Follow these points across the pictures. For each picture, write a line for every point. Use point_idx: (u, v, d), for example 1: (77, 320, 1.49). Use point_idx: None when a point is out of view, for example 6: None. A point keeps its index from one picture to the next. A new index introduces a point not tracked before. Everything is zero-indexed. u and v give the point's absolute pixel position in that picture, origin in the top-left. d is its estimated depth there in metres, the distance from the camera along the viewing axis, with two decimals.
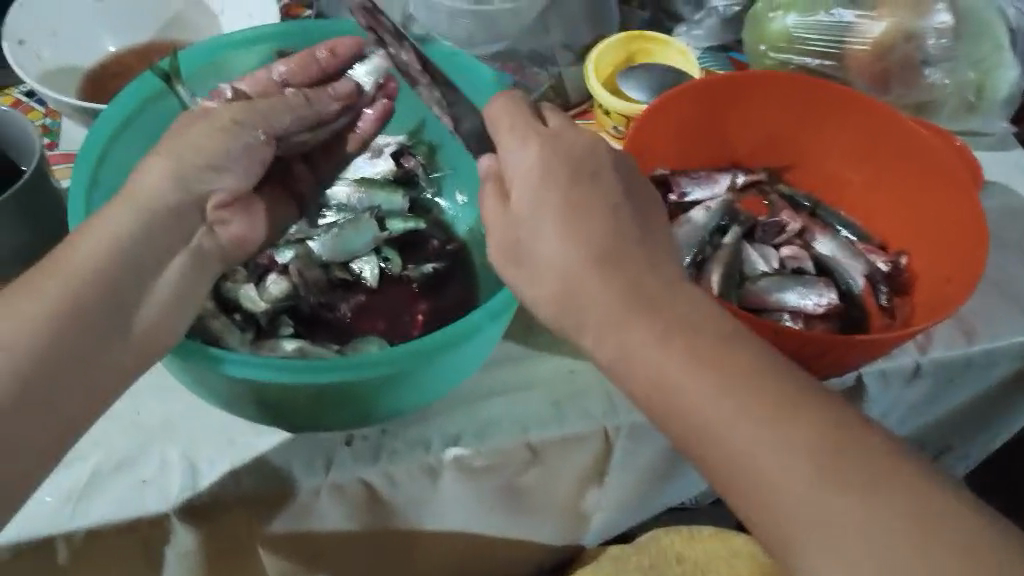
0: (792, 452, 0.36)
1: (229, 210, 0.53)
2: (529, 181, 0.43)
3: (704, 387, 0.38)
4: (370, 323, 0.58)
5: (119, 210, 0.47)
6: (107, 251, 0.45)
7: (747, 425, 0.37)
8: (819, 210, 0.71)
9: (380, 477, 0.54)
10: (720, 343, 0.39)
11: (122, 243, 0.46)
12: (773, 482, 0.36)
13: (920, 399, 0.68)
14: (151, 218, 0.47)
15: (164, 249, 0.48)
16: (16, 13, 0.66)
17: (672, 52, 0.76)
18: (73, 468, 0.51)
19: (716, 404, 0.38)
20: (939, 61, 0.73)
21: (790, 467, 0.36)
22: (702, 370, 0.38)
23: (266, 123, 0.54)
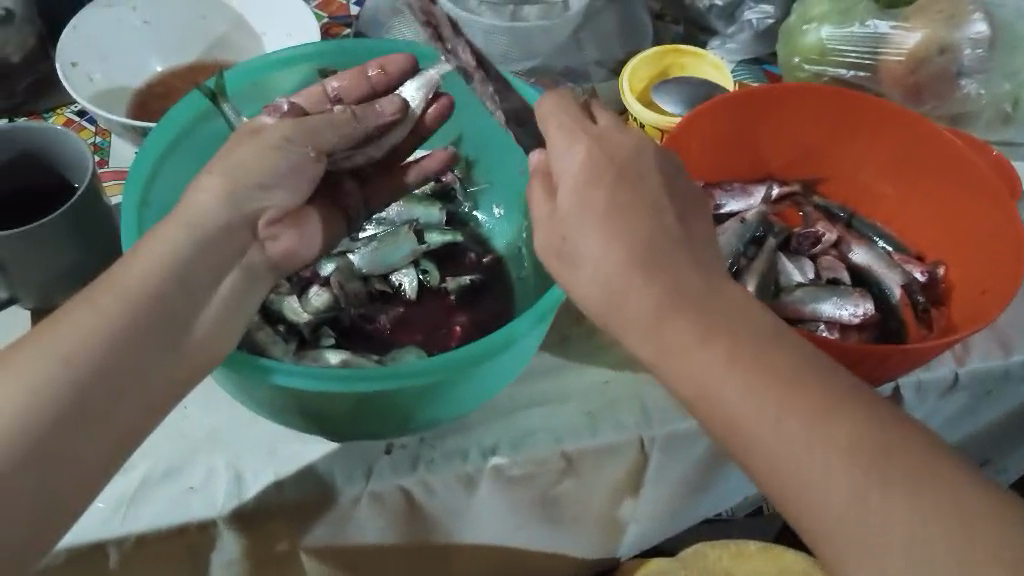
0: (829, 448, 0.37)
1: (280, 225, 0.55)
2: (570, 193, 0.43)
3: (740, 387, 0.38)
4: (408, 335, 0.60)
5: (173, 226, 0.49)
6: (161, 265, 0.47)
7: (792, 419, 0.37)
8: (855, 222, 0.71)
9: (418, 485, 0.55)
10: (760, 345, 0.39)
11: (176, 256, 0.47)
12: (808, 479, 0.37)
13: (956, 411, 0.68)
14: (203, 232, 0.49)
15: (214, 263, 0.49)
16: (68, 36, 0.69)
17: (705, 65, 0.77)
18: (123, 477, 0.53)
19: (748, 402, 0.38)
20: (975, 72, 0.73)
21: (830, 464, 0.36)
22: (731, 368, 0.39)
23: (315, 137, 0.55)
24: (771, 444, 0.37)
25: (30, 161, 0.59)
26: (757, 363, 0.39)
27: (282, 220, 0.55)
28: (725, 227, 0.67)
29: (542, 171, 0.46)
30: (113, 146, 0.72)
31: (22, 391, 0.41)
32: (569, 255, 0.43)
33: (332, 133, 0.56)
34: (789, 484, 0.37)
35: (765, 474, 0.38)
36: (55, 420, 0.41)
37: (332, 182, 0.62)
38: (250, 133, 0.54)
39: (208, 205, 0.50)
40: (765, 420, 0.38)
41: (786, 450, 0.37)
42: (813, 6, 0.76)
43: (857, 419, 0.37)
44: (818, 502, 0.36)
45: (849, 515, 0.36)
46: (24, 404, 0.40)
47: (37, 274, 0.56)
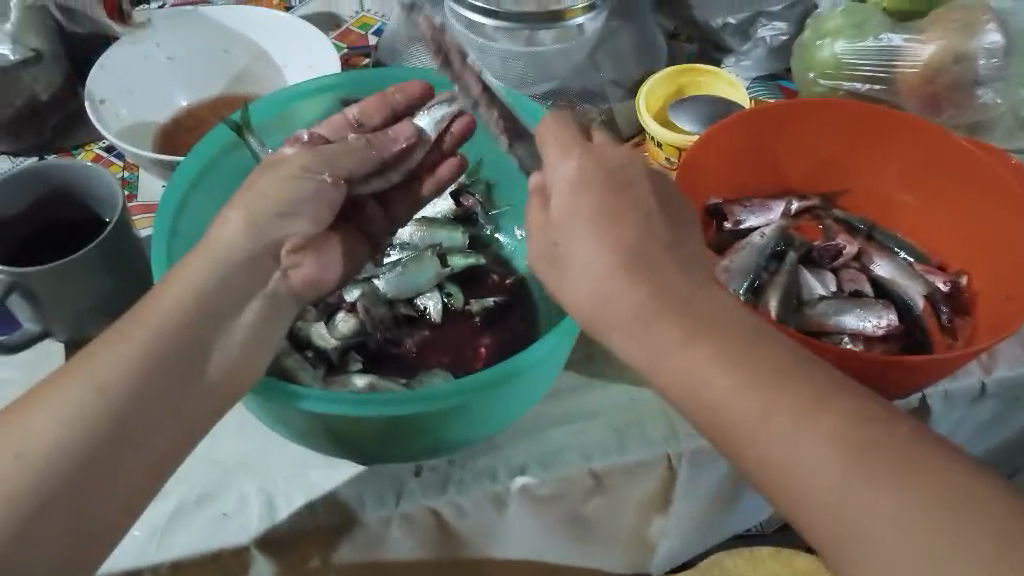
0: (817, 445, 0.37)
1: (301, 253, 0.55)
2: (562, 198, 0.44)
3: (733, 398, 0.39)
4: (436, 357, 0.60)
5: (200, 261, 0.50)
6: (185, 303, 0.48)
7: (784, 416, 0.38)
8: (876, 233, 0.70)
9: (448, 506, 0.56)
10: (748, 350, 0.40)
11: (204, 288, 0.49)
12: (797, 473, 0.37)
13: (988, 419, 0.67)
14: (230, 262, 0.50)
15: (243, 293, 0.50)
16: (97, 75, 0.70)
17: (721, 83, 0.78)
18: (160, 505, 0.54)
19: (741, 404, 0.39)
20: (992, 80, 0.73)
21: (817, 460, 0.37)
22: (722, 370, 0.39)
23: (331, 165, 0.56)
24: (763, 440, 0.38)
25: (62, 198, 0.60)
26: (746, 369, 0.39)
27: (303, 249, 0.55)
28: (746, 243, 0.67)
29: (540, 185, 0.46)
30: (141, 180, 0.74)
31: (58, 424, 0.42)
32: None
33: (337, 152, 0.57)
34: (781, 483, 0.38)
35: (757, 469, 0.38)
36: (93, 449, 0.42)
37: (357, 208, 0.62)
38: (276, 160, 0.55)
39: (236, 234, 0.52)
40: (761, 421, 0.38)
41: (776, 449, 0.38)
42: (829, 20, 0.77)
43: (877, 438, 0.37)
44: (806, 492, 0.37)
45: (841, 506, 0.36)
46: (60, 436, 0.42)
47: (70, 308, 0.57)
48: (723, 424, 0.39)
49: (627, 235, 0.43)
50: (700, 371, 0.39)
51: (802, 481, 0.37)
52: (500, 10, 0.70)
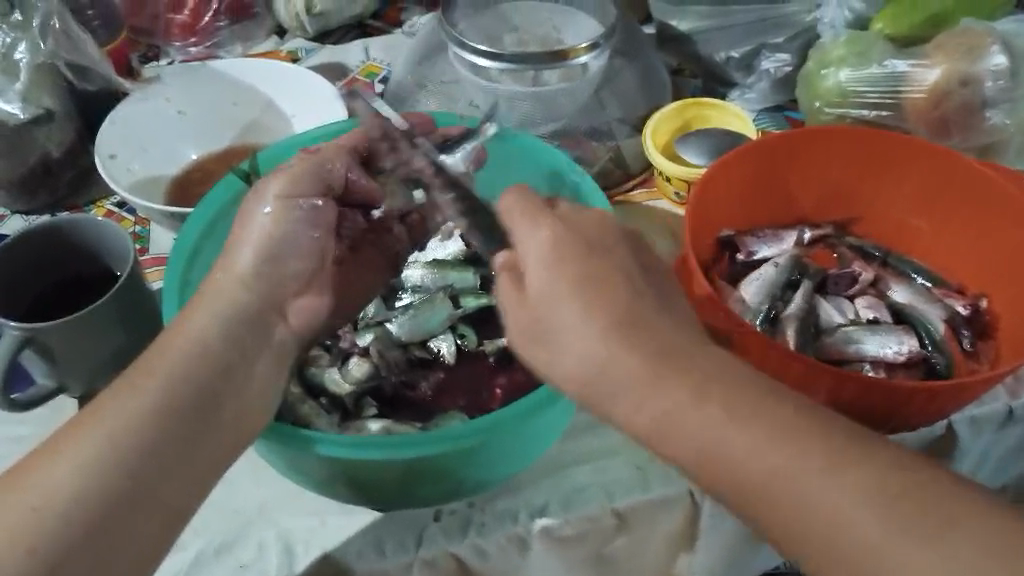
0: (852, 493, 0.38)
1: (302, 297, 0.55)
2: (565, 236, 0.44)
3: (750, 437, 0.40)
4: (451, 400, 0.59)
5: (204, 317, 0.50)
6: (191, 355, 0.48)
7: (810, 468, 0.38)
8: (891, 259, 0.70)
9: (470, 550, 0.54)
10: (764, 397, 0.41)
11: (210, 340, 0.49)
12: (831, 526, 0.38)
13: (1016, 444, 0.65)
14: (236, 312, 0.51)
15: (247, 343, 0.51)
16: (106, 127, 0.71)
17: (728, 116, 0.79)
18: (177, 557, 0.53)
19: (761, 458, 0.39)
20: (999, 102, 0.72)
21: (851, 510, 0.37)
22: (736, 426, 0.40)
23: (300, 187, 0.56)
24: (783, 490, 0.39)
25: (75, 252, 0.61)
26: None
27: (302, 292, 0.56)
28: (759, 275, 0.67)
29: (507, 262, 0.48)
30: (153, 233, 0.74)
31: (74, 474, 0.42)
32: (596, 306, 0.43)
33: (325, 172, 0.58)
34: (808, 533, 0.38)
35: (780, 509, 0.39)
36: (105, 503, 0.42)
37: (380, 228, 0.66)
38: (267, 189, 0.55)
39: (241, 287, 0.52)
40: (788, 472, 0.39)
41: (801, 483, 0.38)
42: (832, 50, 0.77)
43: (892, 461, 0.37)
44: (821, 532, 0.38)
45: (875, 553, 0.36)
46: (71, 490, 0.42)
47: (85, 362, 0.57)
48: (745, 477, 0.39)
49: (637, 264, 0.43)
50: (718, 406, 0.41)
51: (838, 528, 0.37)
52: (503, 52, 0.71)
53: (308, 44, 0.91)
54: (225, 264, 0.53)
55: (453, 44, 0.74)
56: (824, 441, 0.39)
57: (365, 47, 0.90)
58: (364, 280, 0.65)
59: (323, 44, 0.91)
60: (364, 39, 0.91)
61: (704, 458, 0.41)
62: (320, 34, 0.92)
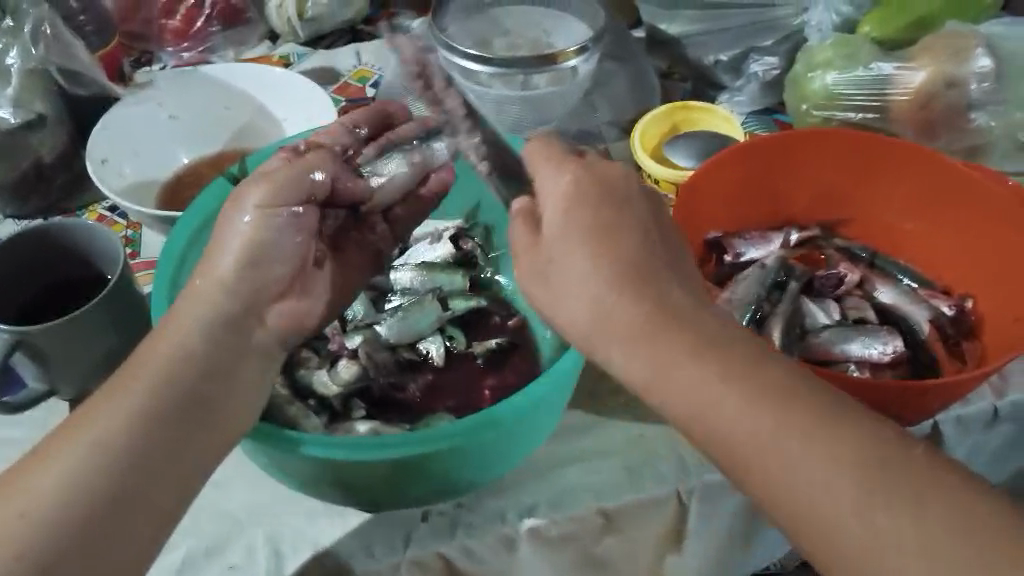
0: (832, 462, 0.38)
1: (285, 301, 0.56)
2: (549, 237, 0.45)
3: (739, 399, 0.40)
4: (439, 402, 0.60)
5: (191, 321, 0.50)
6: (178, 360, 0.49)
7: (793, 435, 0.39)
8: (878, 259, 0.70)
9: (458, 552, 0.54)
10: (755, 365, 0.41)
11: (190, 342, 0.50)
12: (807, 494, 0.38)
13: (1004, 444, 0.66)
14: (221, 316, 0.51)
15: (234, 347, 0.51)
16: (96, 136, 0.71)
17: (716, 119, 0.79)
18: (167, 559, 0.53)
19: (748, 420, 0.40)
20: (985, 104, 0.73)
21: (829, 479, 0.38)
22: (726, 386, 0.40)
23: (282, 194, 0.56)
24: (765, 453, 0.39)
25: (65, 256, 0.61)
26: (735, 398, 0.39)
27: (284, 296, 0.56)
28: (744, 275, 0.67)
29: (524, 207, 0.48)
30: (144, 238, 0.75)
31: (59, 481, 0.43)
32: (578, 307, 0.44)
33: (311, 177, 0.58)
34: (785, 498, 0.38)
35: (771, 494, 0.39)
36: (91, 508, 0.42)
37: (366, 224, 0.67)
38: (245, 200, 0.55)
39: (228, 291, 0.52)
40: (770, 441, 0.39)
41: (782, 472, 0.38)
42: (819, 52, 0.77)
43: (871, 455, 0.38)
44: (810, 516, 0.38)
45: (846, 521, 0.37)
46: (58, 494, 0.42)
47: (74, 365, 0.57)
48: (728, 439, 0.40)
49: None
50: (714, 365, 0.41)
51: (815, 492, 0.38)
52: (494, 56, 0.71)
53: (300, 49, 0.91)
54: (212, 264, 0.54)
55: (443, 47, 0.74)
56: (806, 421, 0.39)
57: (356, 51, 0.90)
58: (345, 283, 0.63)
59: (315, 49, 0.91)
60: (355, 44, 0.92)
61: (692, 414, 0.41)
62: (311, 38, 0.92)
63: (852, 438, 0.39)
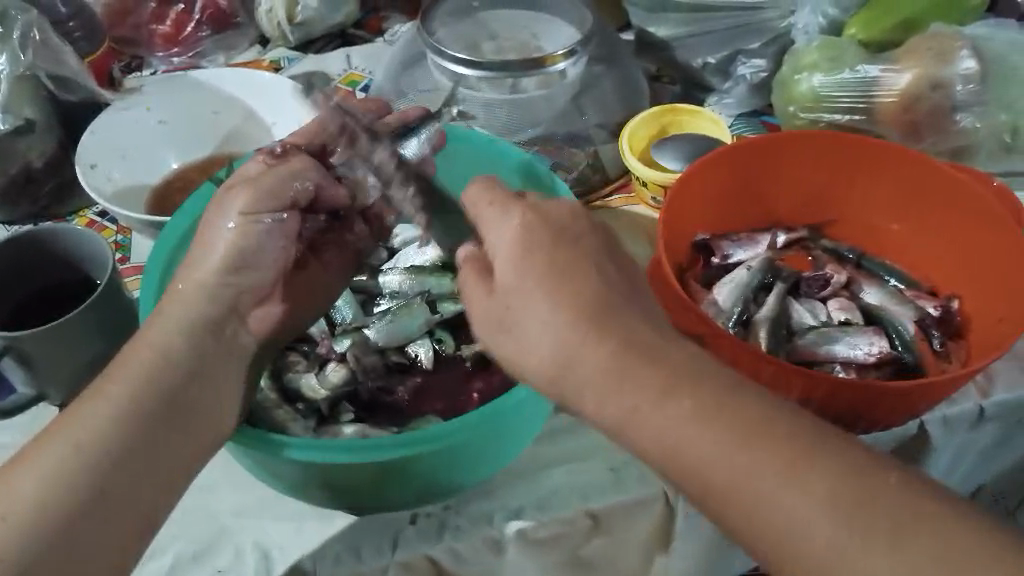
0: (811, 503, 0.37)
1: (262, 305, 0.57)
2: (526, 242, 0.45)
3: (714, 439, 0.39)
4: (428, 404, 0.60)
5: (174, 326, 0.51)
6: (157, 364, 0.49)
7: (770, 476, 0.37)
8: (865, 261, 0.70)
9: (445, 554, 0.55)
10: (724, 400, 0.40)
11: (173, 348, 0.50)
12: (787, 536, 0.37)
13: (990, 443, 0.66)
14: (200, 321, 0.52)
15: (214, 352, 0.52)
16: (87, 138, 0.72)
17: (703, 120, 0.80)
18: (155, 562, 0.54)
19: (728, 436, 0.39)
20: (970, 105, 0.73)
21: (809, 520, 0.36)
22: (699, 426, 0.39)
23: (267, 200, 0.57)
24: (743, 494, 0.38)
25: (54, 262, 0.61)
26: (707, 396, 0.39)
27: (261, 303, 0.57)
28: (731, 277, 0.67)
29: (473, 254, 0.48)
30: (134, 242, 0.75)
31: (40, 484, 0.43)
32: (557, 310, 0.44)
33: (295, 183, 0.59)
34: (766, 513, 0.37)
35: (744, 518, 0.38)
36: (72, 511, 0.43)
37: (343, 224, 0.67)
38: (228, 206, 0.55)
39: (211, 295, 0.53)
40: (747, 480, 0.38)
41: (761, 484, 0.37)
42: (805, 55, 0.78)
43: (848, 458, 0.38)
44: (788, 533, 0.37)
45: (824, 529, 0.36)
46: (39, 497, 0.42)
47: (63, 370, 0.57)
48: (707, 470, 0.38)
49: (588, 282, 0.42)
50: (686, 404, 0.40)
51: (798, 534, 0.36)
52: (482, 60, 0.71)
53: (290, 53, 0.92)
54: (199, 269, 0.54)
55: (432, 51, 0.75)
56: (783, 421, 0.39)
57: (347, 55, 0.91)
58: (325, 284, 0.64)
59: (305, 53, 0.92)
60: (345, 48, 0.92)
61: (664, 456, 0.40)
62: (302, 43, 0.92)
63: (828, 478, 0.37)
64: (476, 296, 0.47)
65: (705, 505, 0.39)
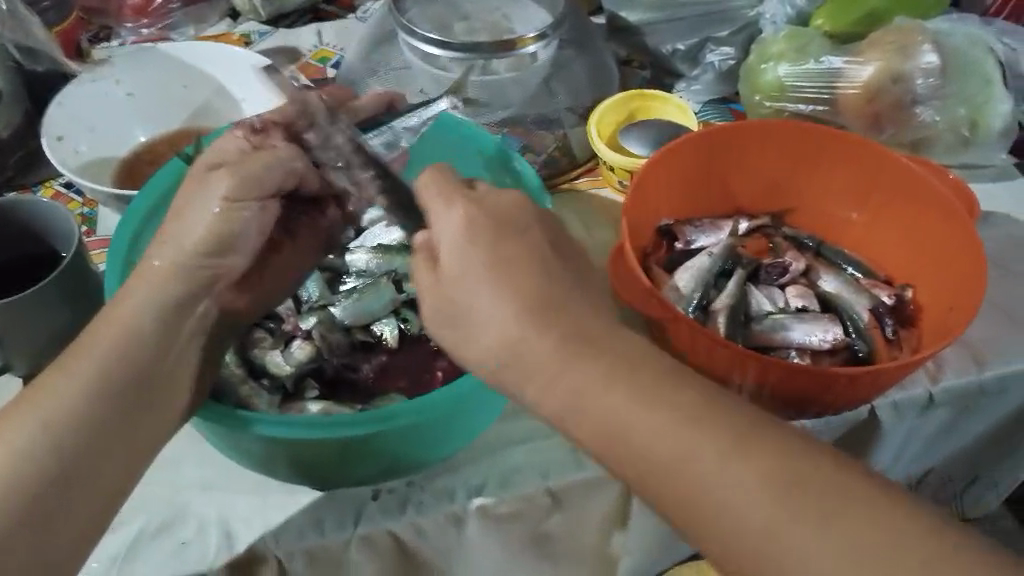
0: (742, 485, 0.37)
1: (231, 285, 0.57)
2: (485, 223, 0.44)
3: (655, 419, 0.39)
4: (392, 382, 0.61)
5: (137, 306, 0.51)
6: (120, 343, 0.49)
7: (708, 450, 0.38)
8: (824, 249, 0.72)
9: (407, 529, 0.56)
10: (661, 379, 0.40)
11: (137, 328, 0.50)
12: (720, 505, 0.37)
13: (937, 429, 0.68)
14: (164, 303, 0.51)
15: (177, 334, 0.52)
16: (54, 111, 0.72)
17: (670, 107, 0.81)
18: (120, 532, 0.54)
19: (654, 437, 0.39)
20: (930, 99, 0.75)
21: (740, 497, 0.37)
22: (639, 409, 0.39)
23: (257, 186, 0.57)
24: (679, 472, 0.38)
25: (20, 235, 0.61)
26: (659, 381, 0.40)
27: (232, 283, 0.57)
28: (692, 263, 0.69)
29: (425, 241, 0.47)
30: (101, 216, 0.74)
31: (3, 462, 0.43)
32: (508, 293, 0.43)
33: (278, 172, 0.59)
34: (701, 513, 0.38)
35: (683, 512, 0.38)
36: (37, 490, 0.43)
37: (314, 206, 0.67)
38: (212, 189, 0.55)
39: (174, 274, 0.53)
40: (679, 466, 0.38)
41: (691, 474, 0.38)
42: (772, 45, 0.79)
43: (768, 444, 0.38)
44: (726, 528, 0.37)
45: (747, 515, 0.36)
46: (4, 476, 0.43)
47: (28, 343, 0.58)
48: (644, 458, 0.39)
49: None
50: (633, 384, 0.40)
51: (726, 511, 0.37)
52: (452, 41, 0.71)
53: (261, 28, 0.91)
54: (174, 246, 0.54)
55: (403, 30, 0.75)
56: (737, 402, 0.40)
57: (318, 32, 0.91)
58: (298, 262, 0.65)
59: (276, 29, 0.91)
60: (317, 24, 0.92)
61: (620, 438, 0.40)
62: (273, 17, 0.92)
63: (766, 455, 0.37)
64: (426, 286, 0.45)
65: (642, 485, 0.40)
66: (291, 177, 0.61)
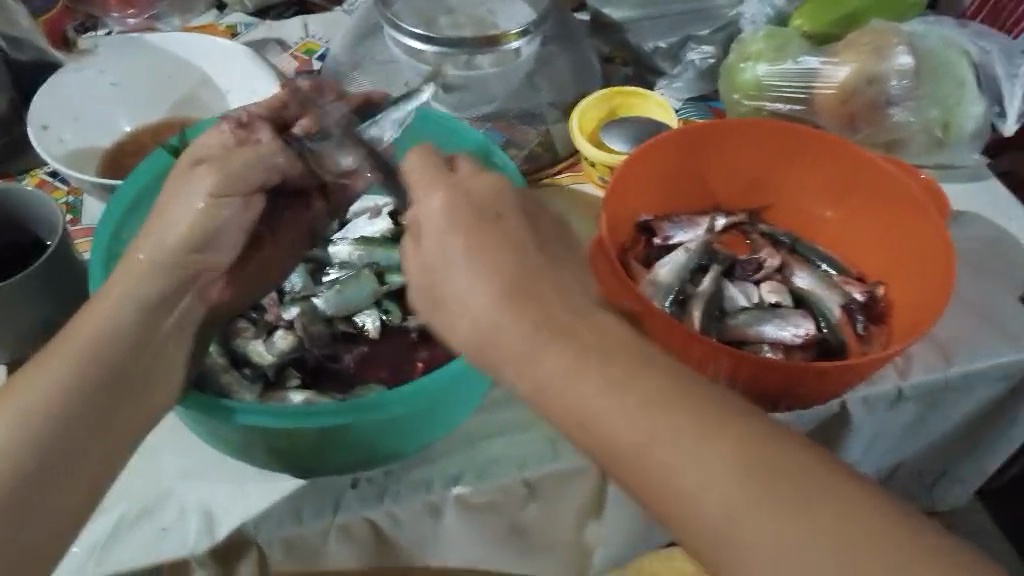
0: (711, 471, 0.35)
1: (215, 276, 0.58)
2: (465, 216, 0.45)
3: (627, 402, 0.38)
4: (374, 372, 0.62)
5: (121, 297, 0.51)
6: (103, 334, 0.50)
7: (674, 436, 0.36)
8: (799, 246, 0.73)
9: (385, 516, 0.57)
10: (644, 362, 0.39)
11: (120, 319, 0.51)
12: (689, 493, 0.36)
13: (905, 423, 0.70)
14: (147, 294, 0.52)
15: (159, 325, 0.52)
16: (41, 101, 0.72)
17: (650, 104, 0.83)
18: (103, 518, 0.55)
19: (626, 419, 0.37)
20: (904, 100, 0.76)
21: (709, 483, 0.35)
22: (608, 395, 0.38)
23: (240, 181, 0.58)
24: (650, 462, 0.37)
25: (5, 222, 0.62)
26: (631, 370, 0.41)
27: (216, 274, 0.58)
28: (670, 257, 0.69)
29: (411, 222, 0.48)
30: (84, 205, 0.75)
31: None
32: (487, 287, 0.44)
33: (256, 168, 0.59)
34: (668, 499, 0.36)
35: (657, 500, 0.37)
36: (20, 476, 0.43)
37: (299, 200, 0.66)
38: (196, 185, 0.56)
39: (157, 266, 0.53)
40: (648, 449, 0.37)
41: (663, 456, 0.36)
42: (751, 44, 0.80)
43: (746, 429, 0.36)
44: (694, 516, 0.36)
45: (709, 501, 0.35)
46: None
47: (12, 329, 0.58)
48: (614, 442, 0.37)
49: (530, 266, 0.43)
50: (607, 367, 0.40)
51: (691, 500, 0.36)
52: (437, 36, 0.72)
53: (247, 19, 0.92)
54: (156, 240, 0.54)
55: (389, 26, 0.76)
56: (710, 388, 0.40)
57: (304, 23, 0.91)
58: (282, 254, 0.65)
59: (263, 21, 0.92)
60: (304, 15, 0.93)
61: None
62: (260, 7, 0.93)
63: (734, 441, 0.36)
64: (409, 264, 0.47)
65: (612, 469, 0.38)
66: (274, 173, 0.61)
